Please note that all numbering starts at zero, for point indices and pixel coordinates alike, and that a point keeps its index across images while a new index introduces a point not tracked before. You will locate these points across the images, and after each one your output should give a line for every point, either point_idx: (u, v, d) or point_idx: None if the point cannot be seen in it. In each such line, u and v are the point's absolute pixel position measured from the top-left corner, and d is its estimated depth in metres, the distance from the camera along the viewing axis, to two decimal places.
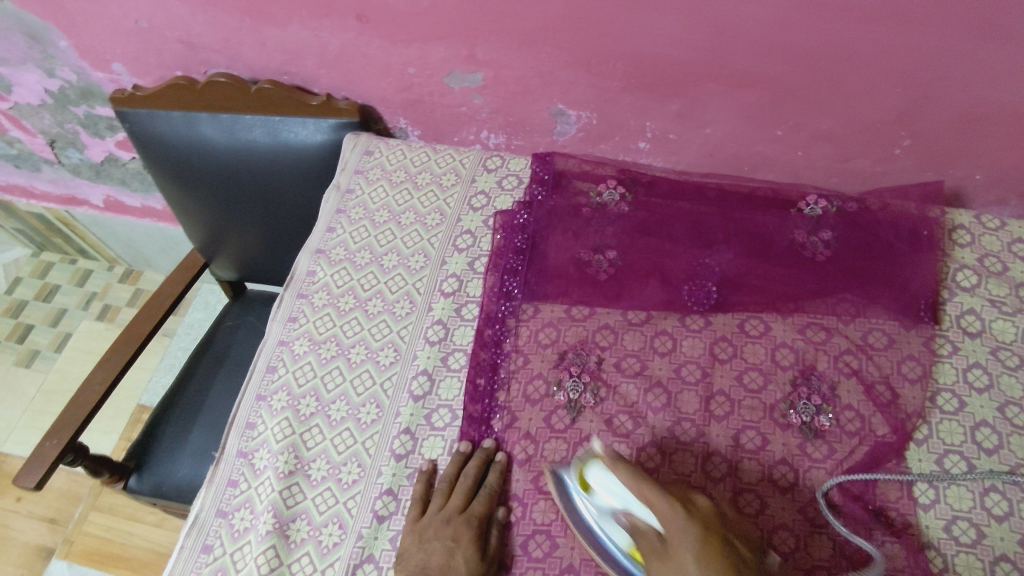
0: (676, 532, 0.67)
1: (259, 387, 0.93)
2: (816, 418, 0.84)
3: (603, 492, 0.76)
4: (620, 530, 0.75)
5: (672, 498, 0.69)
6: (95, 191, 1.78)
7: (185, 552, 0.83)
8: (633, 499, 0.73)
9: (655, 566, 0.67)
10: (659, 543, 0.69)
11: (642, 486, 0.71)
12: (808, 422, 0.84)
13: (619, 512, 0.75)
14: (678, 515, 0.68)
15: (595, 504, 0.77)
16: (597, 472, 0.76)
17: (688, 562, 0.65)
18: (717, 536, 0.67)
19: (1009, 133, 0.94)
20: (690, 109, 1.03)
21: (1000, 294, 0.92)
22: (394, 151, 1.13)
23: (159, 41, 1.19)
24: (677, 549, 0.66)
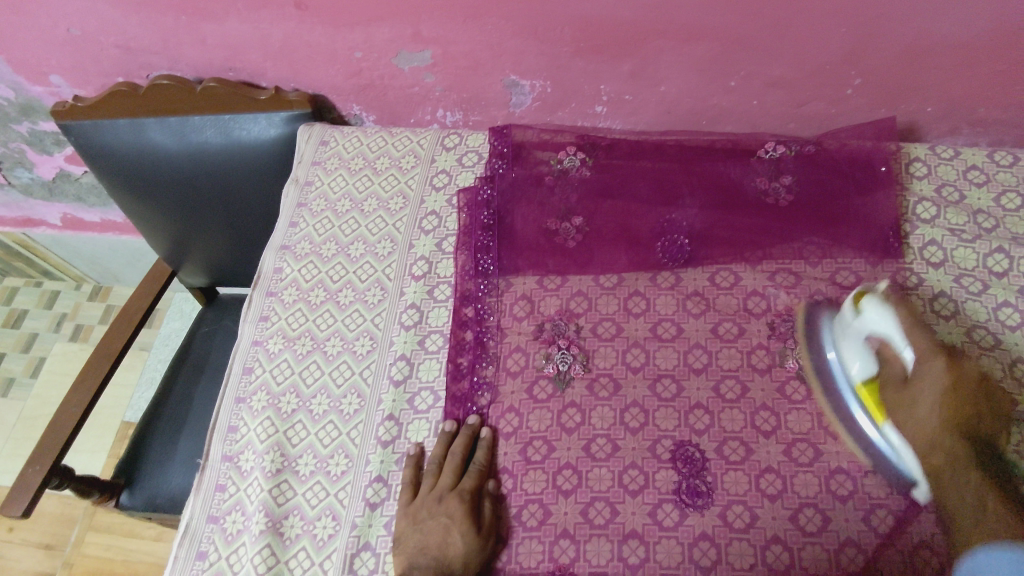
0: (930, 374, 0.77)
1: (237, 389, 0.93)
2: (814, 360, 0.86)
3: (870, 319, 0.80)
4: (862, 359, 0.80)
5: (937, 351, 0.78)
6: (51, 210, 1.73)
7: (180, 561, 0.83)
8: (899, 334, 0.78)
9: (891, 390, 0.78)
10: (903, 377, 0.78)
11: (909, 331, 0.79)
12: (805, 366, 0.86)
13: (871, 339, 0.80)
14: (933, 363, 0.77)
15: (854, 326, 0.81)
16: (872, 301, 0.80)
17: (927, 398, 0.76)
18: (964, 395, 0.76)
19: (956, 62, 0.95)
20: (643, 68, 1.03)
21: (959, 222, 0.93)
22: (349, 138, 1.11)
23: (96, 49, 1.15)
24: (922, 390, 0.76)
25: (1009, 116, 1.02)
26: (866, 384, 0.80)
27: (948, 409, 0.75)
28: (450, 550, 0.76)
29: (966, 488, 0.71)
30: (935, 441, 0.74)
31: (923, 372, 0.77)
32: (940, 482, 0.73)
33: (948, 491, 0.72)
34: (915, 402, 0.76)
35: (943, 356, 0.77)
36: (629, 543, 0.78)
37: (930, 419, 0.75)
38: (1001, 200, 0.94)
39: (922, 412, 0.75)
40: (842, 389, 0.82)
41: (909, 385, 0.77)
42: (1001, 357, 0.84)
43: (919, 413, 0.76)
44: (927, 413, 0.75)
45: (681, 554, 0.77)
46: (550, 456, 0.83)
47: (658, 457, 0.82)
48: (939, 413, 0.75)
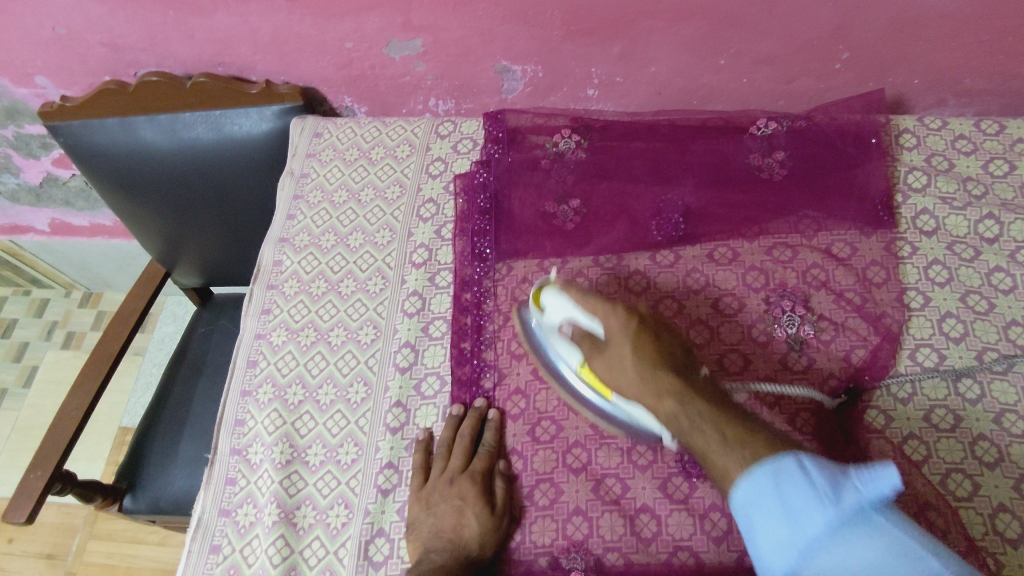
0: (615, 333, 0.78)
1: (243, 383, 0.92)
2: (801, 329, 0.87)
3: (552, 311, 0.82)
4: (569, 347, 0.83)
5: (614, 307, 0.79)
6: (39, 216, 1.72)
7: (194, 556, 0.83)
8: (580, 310, 0.80)
9: (596, 362, 0.79)
10: (599, 343, 0.79)
11: (581, 305, 0.80)
12: (793, 335, 0.87)
13: (565, 325, 0.82)
14: (614, 319, 0.78)
15: (547, 321, 0.84)
16: (548, 293, 0.82)
17: (623, 354, 0.76)
18: (654, 341, 0.76)
19: (941, 33, 0.96)
20: (633, 49, 1.03)
21: (949, 190, 0.94)
22: (343, 130, 1.11)
23: (82, 48, 1.14)
24: (615, 343, 0.77)
25: (993, 85, 1.03)
26: (584, 367, 0.82)
27: (647, 356, 0.75)
28: (464, 532, 0.77)
29: (704, 424, 0.67)
30: (643, 376, 0.74)
31: (606, 329, 0.78)
32: (687, 431, 0.68)
33: (692, 428, 0.68)
34: (615, 369, 0.77)
35: (619, 310, 0.78)
36: (641, 518, 0.79)
37: (629, 377, 0.75)
38: (990, 167, 0.96)
39: (624, 370, 0.76)
40: (567, 380, 0.85)
41: (606, 353, 0.78)
42: (994, 321, 0.86)
43: (623, 365, 0.76)
44: (623, 361, 0.76)
45: (692, 526, 0.78)
46: (558, 435, 0.84)
47: None
48: (637, 364, 0.75)
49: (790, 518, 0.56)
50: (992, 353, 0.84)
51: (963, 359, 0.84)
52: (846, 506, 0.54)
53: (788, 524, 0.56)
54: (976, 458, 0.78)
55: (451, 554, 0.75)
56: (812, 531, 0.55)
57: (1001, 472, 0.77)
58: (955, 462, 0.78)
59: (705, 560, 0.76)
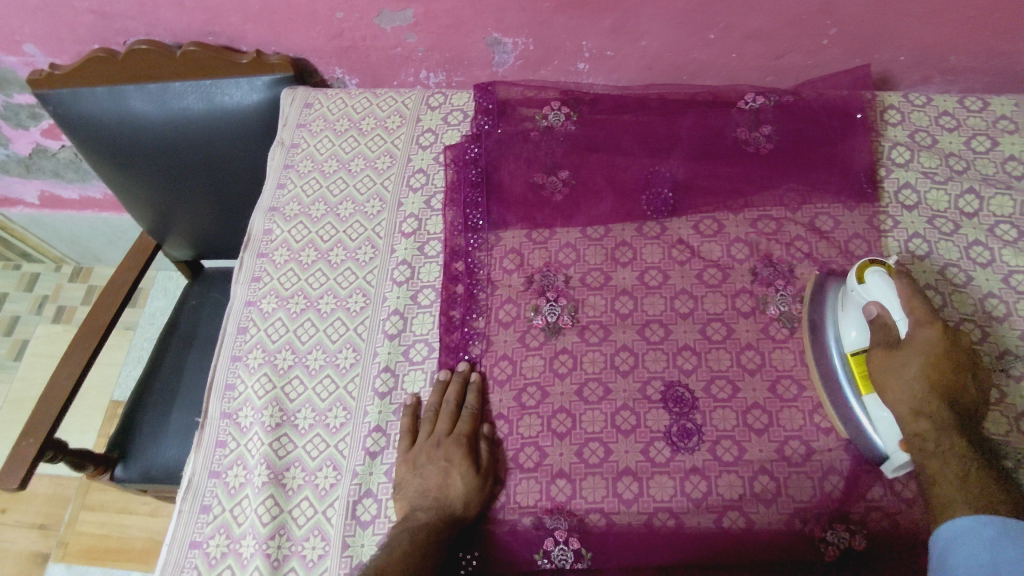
0: (920, 340, 0.74)
1: (233, 348, 0.94)
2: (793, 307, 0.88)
3: (872, 291, 0.78)
4: (859, 329, 0.79)
5: (933, 315, 0.74)
6: (28, 187, 1.71)
7: (184, 515, 0.84)
8: (898, 305, 0.76)
9: (876, 361, 0.76)
10: (894, 343, 0.75)
11: (908, 300, 0.75)
12: (787, 312, 0.88)
13: (869, 305, 0.78)
14: (926, 330, 0.74)
15: (857, 296, 0.80)
16: (874, 273, 0.78)
17: (908, 367, 0.73)
18: (947, 362, 0.73)
19: (928, 10, 0.97)
20: (624, 22, 1.04)
21: (932, 166, 0.96)
22: (334, 101, 1.12)
23: (71, 15, 1.13)
24: (910, 351, 0.74)
25: (978, 63, 1.05)
26: (857, 356, 0.79)
27: (932, 378, 0.73)
28: (450, 491, 0.78)
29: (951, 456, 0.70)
30: (917, 407, 0.73)
31: (909, 335, 0.74)
32: (928, 455, 0.71)
33: (931, 459, 0.71)
34: (895, 374, 0.74)
35: (937, 325, 0.74)
36: (623, 480, 0.81)
37: (915, 387, 0.73)
38: (972, 143, 0.97)
39: (906, 383, 0.73)
40: (832, 363, 0.82)
41: (893, 354, 0.75)
42: (972, 293, 0.87)
43: (905, 375, 0.73)
44: (904, 374, 0.73)
45: (673, 488, 0.80)
46: (544, 401, 0.86)
47: (648, 399, 0.84)
48: (920, 386, 0.72)
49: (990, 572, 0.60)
50: (968, 324, 0.86)
51: None
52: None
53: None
54: None
55: (437, 513, 0.77)
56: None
57: None
58: None
59: (685, 521, 0.78)
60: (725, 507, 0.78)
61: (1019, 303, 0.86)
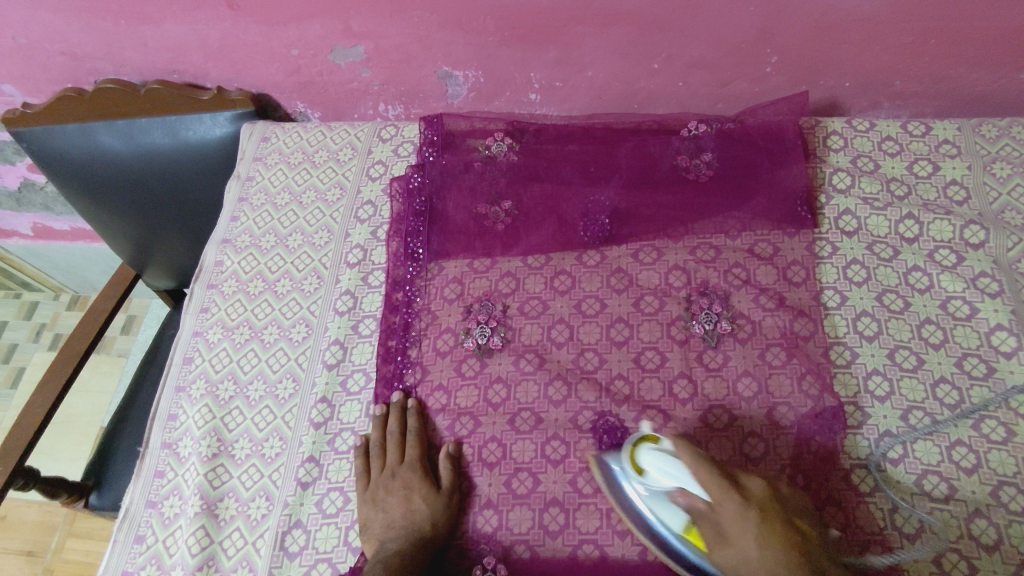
0: (735, 523, 0.66)
1: (178, 378, 0.96)
2: (717, 325, 0.88)
3: (654, 475, 0.72)
4: (671, 508, 0.72)
5: (728, 485, 0.67)
6: (21, 220, 1.75)
7: (120, 544, 0.86)
8: (689, 481, 0.69)
9: (716, 552, 0.67)
10: (717, 534, 0.67)
11: (693, 476, 0.69)
12: (710, 330, 0.88)
13: (673, 493, 0.70)
14: (729, 503, 0.66)
15: (647, 482, 0.73)
16: (649, 452, 0.73)
17: (749, 546, 0.65)
18: (775, 516, 0.67)
19: (866, 37, 0.98)
20: (568, 54, 1.05)
21: (872, 191, 0.96)
22: (290, 134, 1.15)
23: (42, 57, 1.18)
24: (738, 536, 0.66)
25: (925, 87, 1.04)
26: (687, 529, 0.71)
27: (778, 553, 0.64)
28: (415, 516, 0.79)
29: None
30: None
31: (721, 513, 0.67)
32: None
33: None
34: (737, 542, 0.66)
35: (737, 494, 0.67)
36: (550, 511, 0.80)
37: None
38: (914, 168, 0.97)
39: (749, 564, 0.64)
40: (649, 523, 0.74)
41: (724, 533, 0.67)
42: (909, 319, 0.86)
43: (752, 570, 0.65)
44: (748, 553, 0.65)
45: (599, 519, 0.79)
46: (476, 431, 0.86)
47: (580, 428, 0.84)
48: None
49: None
50: (903, 352, 0.84)
51: (875, 356, 0.84)
52: None
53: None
54: (881, 454, 0.79)
55: (407, 540, 0.77)
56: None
57: (904, 468, 0.78)
58: (860, 458, 0.79)
59: (609, 553, 0.78)
60: None
61: (956, 329, 0.85)
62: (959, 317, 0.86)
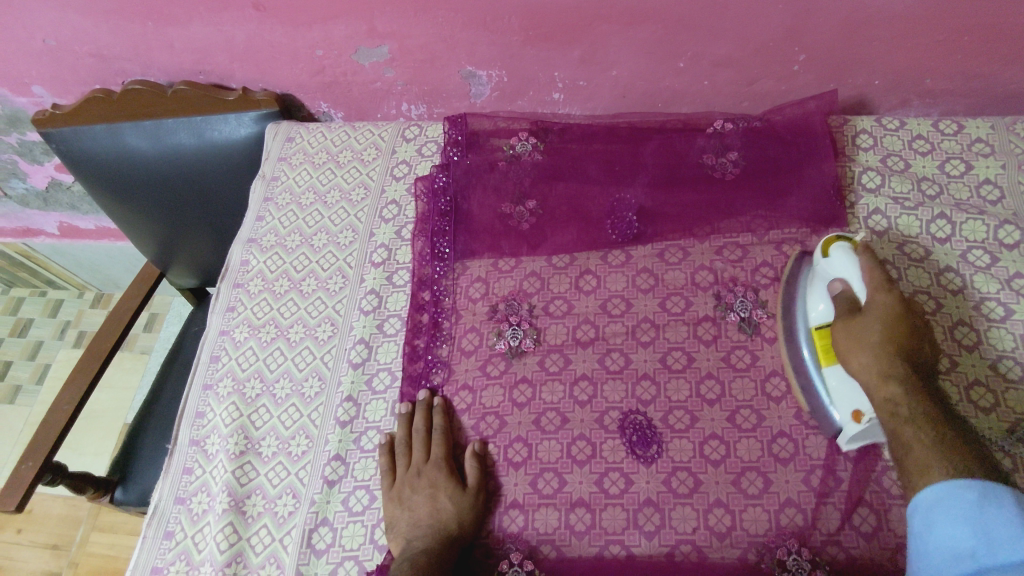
0: (874, 309, 0.75)
1: (205, 377, 0.97)
2: (753, 313, 0.88)
3: (835, 263, 0.80)
4: (826, 302, 0.80)
5: (887, 286, 0.76)
6: (48, 219, 1.77)
7: (148, 541, 0.86)
8: (859, 276, 0.78)
9: (839, 327, 0.77)
10: (855, 309, 0.77)
11: (868, 273, 0.78)
12: (746, 318, 0.88)
13: (835, 283, 0.80)
14: (880, 297, 0.76)
15: (823, 270, 0.82)
16: (841, 244, 0.81)
17: (873, 331, 0.74)
18: (903, 325, 0.75)
19: (896, 34, 0.96)
20: (593, 52, 1.05)
21: (903, 191, 0.94)
22: (315, 134, 1.15)
23: (72, 59, 1.20)
24: (870, 310, 0.76)
25: (956, 85, 1.03)
26: (819, 329, 0.80)
27: (890, 333, 0.74)
28: (442, 514, 0.79)
29: (920, 425, 0.67)
30: (884, 374, 0.72)
31: (867, 300, 0.77)
32: (894, 420, 0.69)
33: (900, 426, 0.69)
34: (856, 342, 0.75)
35: (889, 290, 0.76)
36: (576, 511, 0.80)
37: (871, 355, 0.73)
38: (945, 167, 0.96)
39: (866, 346, 0.74)
40: (798, 338, 0.83)
41: (855, 319, 0.76)
42: (942, 321, 0.85)
43: (858, 358, 0.74)
44: (872, 333, 0.74)
45: (625, 520, 0.79)
46: (501, 430, 0.86)
47: (605, 428, 0.84)
48: (878, 353, 0.73)
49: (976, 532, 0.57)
50: (936, 354, 0.83)
51: None
52: None
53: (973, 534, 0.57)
54: None
55: (434, 537, 0.77)
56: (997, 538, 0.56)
57: None
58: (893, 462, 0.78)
59: (636, 553, 0.77)
60: (677, 540, 0.77)
61: (990, 331, 0.84)
62: (994, 319, 0.84)
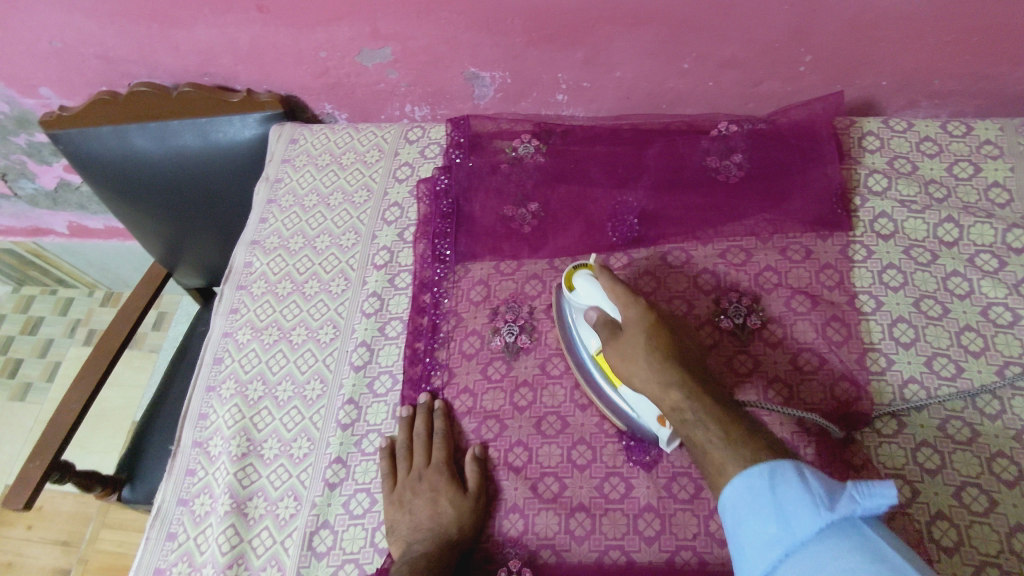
0: (633, 325, 0.77)
1: (209, 378, 0.97)
2: (747, 318, 0.87)
3: (583, 294, 0.81)
4: (592, 333, 0.81)
5: (635, 297, 0.79)
6: (57, 219, 1.79)
7: (152, 541, 0.87)
8: (607, 300, 0.80)
9: (609, 351, 0.77)
10: (617, 332, 0.78)
11: (613, 296, 0.79)
12: (740, 322, 0.87)
13: (592, 312, 0.81)
14: (633, 313, 0.78)
15: (576, 303, 0.83)
16: (582, 275, 0.82)
17: (639, 347, 0.75)
18: (662, 330, 0.77)
19: (903, 35, 0.95)
20: (596, 54, 1.04)
21: (910, 194, 0.93)
22: (318, 136, 1.15)
23: (78, 61, 1.20)
24: (633, 332, 0.77)
25: (965, 86, 1.01)
26: (599, 353, 0.81)
27: (656, 344, 0.75)
28: (442, 518, 0.79)
29: (709, 422, 0.68)
30: (664, 382, 0.73)
31: (625, 318, 0.78)
32: (685, 426, 0.70)
33: (697, 425, 0.68)
34: (628, 359, 0.76)
35: (639, 302, 0.78)
36: (576, 516, 0.80)
37: (647, 367, 0.74)
38: (953, 170, 0.95)
39: (639, 359, 0.75)
40: (588, 367, 0.83)
41: (621, 341, 0.77)
42: (947, 326, 0.84)
43: (634, 365, 0.75)
44: (639, 351, 0.75)
45: (625, 525, 0.78)
46: (501, 434, 0.86)
47: (606, 433, 0.83)
48: (649, 361, 0.74)
49: (779, 516, 0.56)
50: (942, 359, 0.82)
51: (911, 364, 0.82)
52: (839, 511, 0.53)
53: (777, 522, 0.56)
54: (918, 464, 0.77)
55: (433, 541, 0.77)
56: (800, 529, 0.54)
57: (942, 479, 0.76)
58: (897, 468, 0.77)
59: (636, 559, 0.77)
60: (677, 546, 0.76)
61: (998, 337, 0.83)
62: (1001, 324, 0.83)
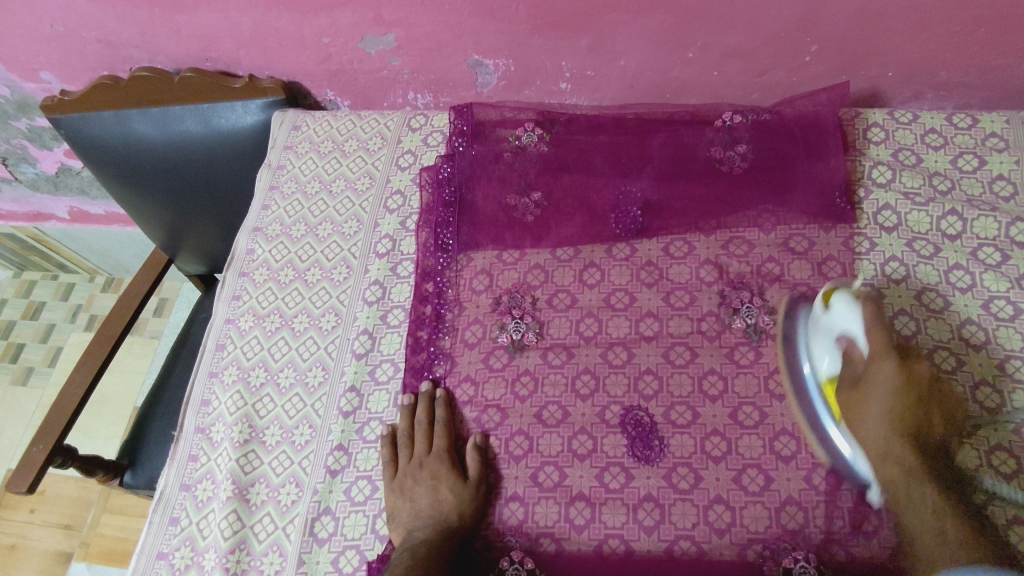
0: (882, 375, 0.75)
1: (211, 364, 0.98)
2: (759, 320, 0.87)
3: (840, 317, 0.77)
4: (831, 357, 0.78)
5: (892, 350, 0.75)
6: (58, 204, 1.79)
7: (154, 526, 0.88)
8: (863, 334, 0.76)
9: (843, 395, 0.76)
10: (855, 379, 0.76)
11: (872, 332, 0.76)
12: (751, 324, 0.87)
13: (839, 339, 0.77)
14: (886, 363, 0.75)
15: (826, 323, 0.79)
16: (841, 299, 0.78)
17: (887, 406, 0.74)
18: (913, 395, 0.75)
19: (911, 26, 0.94)
20: (601, 42, 1.04)
21: (914, 186, 0.93)
22: (321, 123, 1.15)
23: (80, 44, 1.20)
24: (880, 388, 0.75)
25: (972, 78, 1.01)
26: (829, 381, 0.78)
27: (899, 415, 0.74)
28: (443, 506, 0.80)
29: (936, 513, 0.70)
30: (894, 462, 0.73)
31: (875, 369, 0.75)
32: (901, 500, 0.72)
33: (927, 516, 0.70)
34: (873, 414, 0.75)
35: (894, 354, 0.75)
36: (576, 505, 0.80)
37: (882, 436, 0.74)
38: (958, 162, 0.94)
39: (882, 431, 0.74)
40: (810, 393, 0.80)
41: (864, 392, 0.75)
42: (949, 319, 0.84)
43: (873, 432, 0.75)
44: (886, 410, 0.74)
45: (625, 513, 0.79)
46: (502, 423, 0.86)
47: (607, 423, 0.84)
48: (885, 431, 0.74)
49: None
50: (942, 353, 0.82)
51: None
52: None
53: None
54: None
55: (435, 529, 0.78)
56: None
57: None
58: None
59: (635, 548, 0.77)
60: (676, 536, 0.77)
61: (999, 330, 0.82)
62: (1003, 317, 0.83)
